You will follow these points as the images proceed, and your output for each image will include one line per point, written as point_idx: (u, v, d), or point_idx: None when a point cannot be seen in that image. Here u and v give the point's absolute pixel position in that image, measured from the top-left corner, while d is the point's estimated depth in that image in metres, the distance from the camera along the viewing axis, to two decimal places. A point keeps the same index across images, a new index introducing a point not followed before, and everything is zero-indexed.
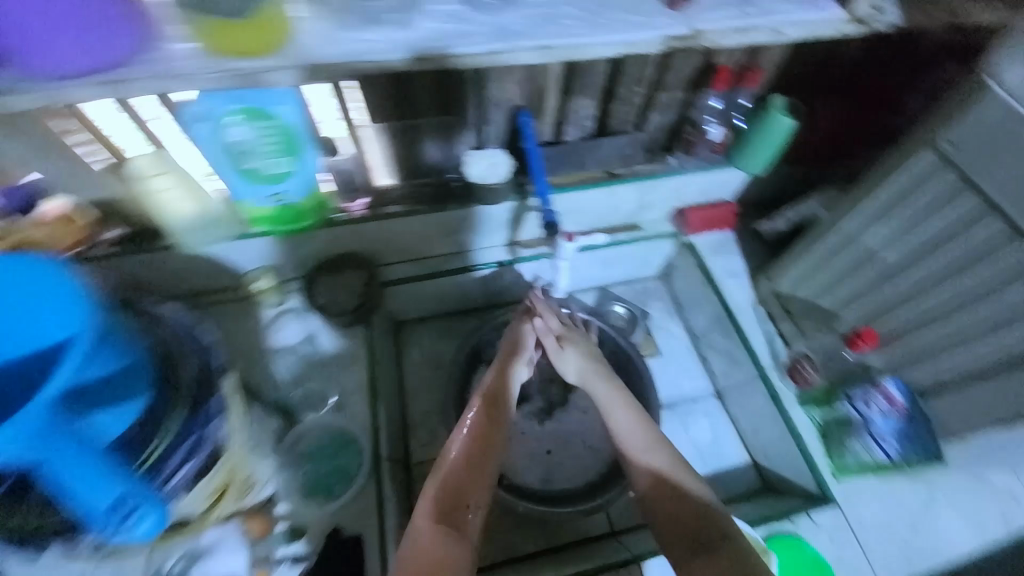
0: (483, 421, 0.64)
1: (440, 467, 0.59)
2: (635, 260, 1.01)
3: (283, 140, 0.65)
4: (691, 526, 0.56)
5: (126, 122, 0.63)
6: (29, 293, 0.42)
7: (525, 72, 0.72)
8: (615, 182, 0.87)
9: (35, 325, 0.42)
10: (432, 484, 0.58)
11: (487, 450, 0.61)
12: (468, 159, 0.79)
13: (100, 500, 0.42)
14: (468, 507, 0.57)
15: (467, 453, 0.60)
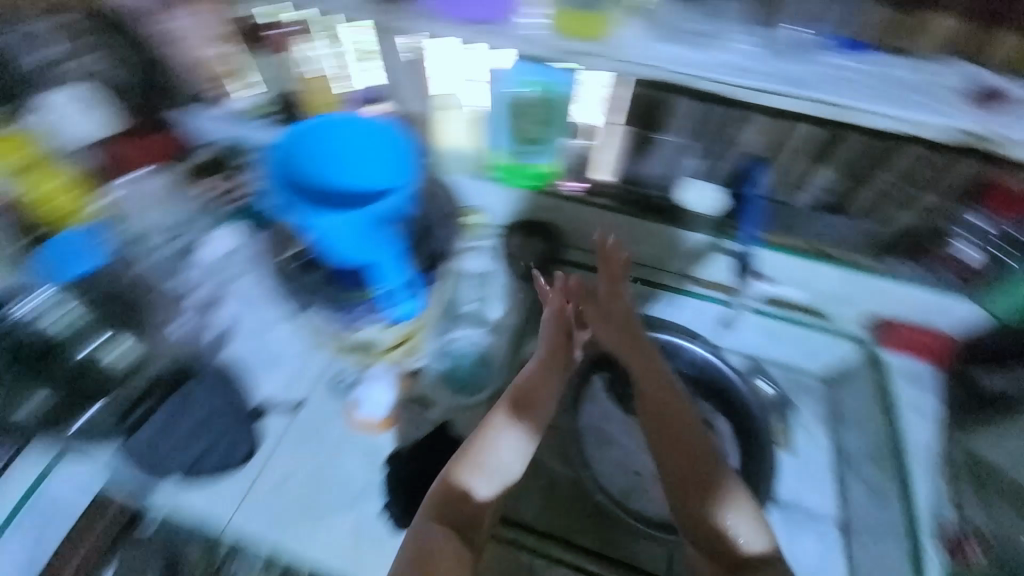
0: (504, 432, 0.68)
1: (468, 463, 0.66)
2: (805, 348, 0.92)
3: (550, 112, 0.82)
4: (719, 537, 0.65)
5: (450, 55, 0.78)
6: (387, 151, 0.69)
7: (781, 125, 0.74)
8: (823, 261, 0.85)
9: (383, 168, 0.70)
10: (452, 485, 0.65)
11: (502, 464, 0.67)
12: (687, 184, 0.86)
13: (405, 292, 0.77)
14: (475, 511, 0.65)
15: (481, 467, 0.66)
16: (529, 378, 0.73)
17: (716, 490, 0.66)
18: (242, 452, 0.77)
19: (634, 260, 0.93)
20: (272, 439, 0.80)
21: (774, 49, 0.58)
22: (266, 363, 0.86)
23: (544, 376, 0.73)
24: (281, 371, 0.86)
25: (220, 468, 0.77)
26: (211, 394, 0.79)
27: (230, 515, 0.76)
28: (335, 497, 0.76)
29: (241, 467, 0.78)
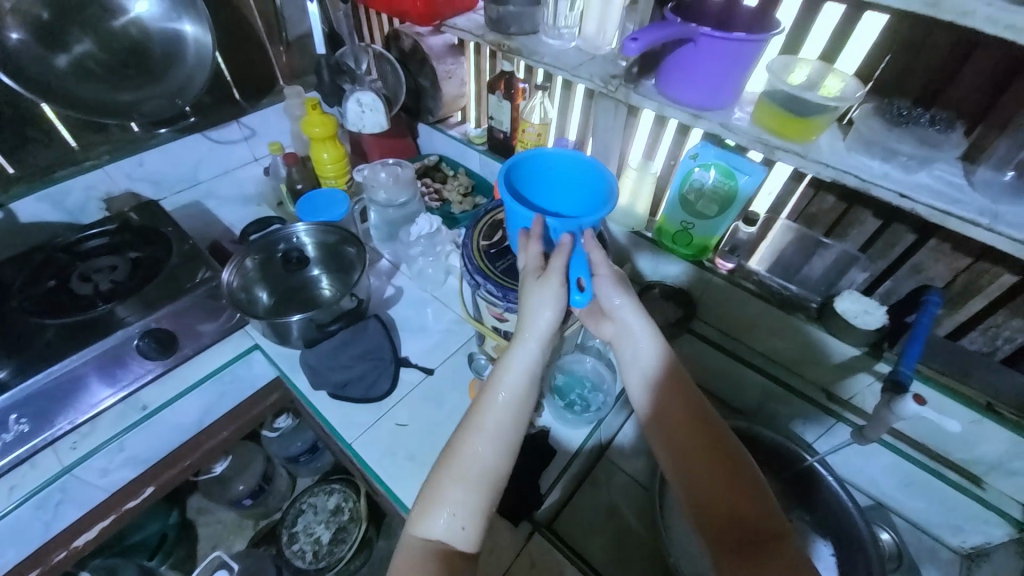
0: (467, 440, 0.60)
1: (432, 505, 0.57)
2: (946, 508, 0.83)
3: (726, 195, 0.87)
4: (744, 515, 0.57)
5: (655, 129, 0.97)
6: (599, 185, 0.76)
7: (968, 262, 0.75)
8: (988, 416, 0.73)
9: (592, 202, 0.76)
10: (438, 498, 0.58)
11: (473, 483, 0.58)
12: (844, 294, 0.82)
13: (587, 286, 0.65)
14: (460, 528, 0.57)
15: (464, 478, 0.58)
16: (494, 382, 0.64)
17: (718, 437, 0.61)
18: (382, 389, 0.91)
19: (763, 353, 0.96)
20: (405, 387, 0.94)
21: (978, 187, 0.61)
22: (417, 327, 1.02)
23: (505, 372, 0.65)
24: (425, 337, 1.01)
25: (362, 397, 0.90)
26: (379, 331, 0.95)
27: (356, 436, 0.87)
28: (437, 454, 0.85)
29: (377, 401, 0.91)
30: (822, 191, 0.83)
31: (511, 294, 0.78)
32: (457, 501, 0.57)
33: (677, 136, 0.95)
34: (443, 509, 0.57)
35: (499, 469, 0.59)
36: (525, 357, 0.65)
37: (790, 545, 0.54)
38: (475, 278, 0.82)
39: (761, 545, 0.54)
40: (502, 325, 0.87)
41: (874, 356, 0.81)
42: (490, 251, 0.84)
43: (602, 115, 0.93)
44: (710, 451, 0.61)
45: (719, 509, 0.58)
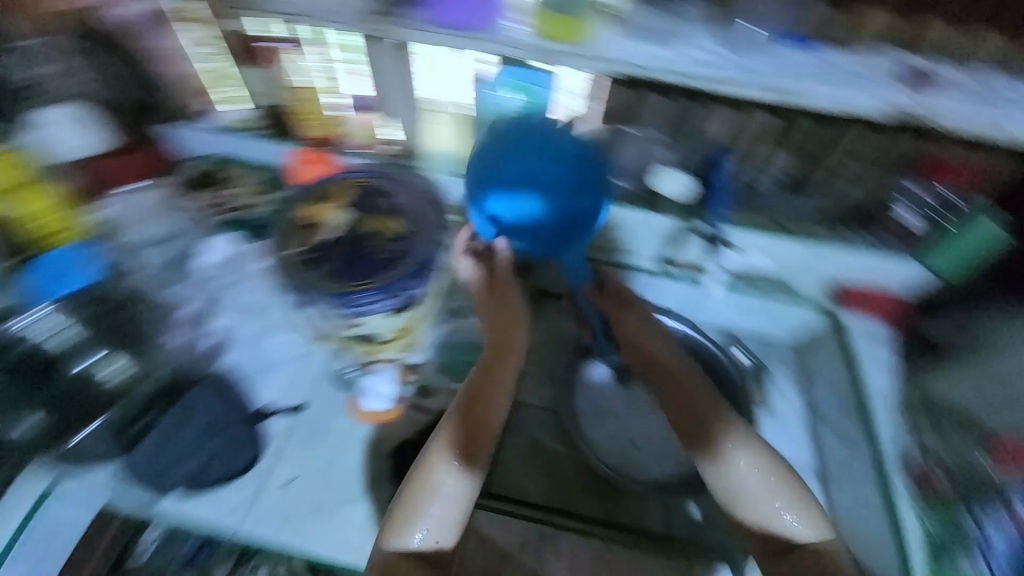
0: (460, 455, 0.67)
1: (405, 521, 0.63)
2: (773, 316, 1.00)
3: (528, 110, 0.85)
4: (764, 524, 0.68)
5: (440, 64, 0.83)
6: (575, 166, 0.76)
7: (738, 114, 0.82)
8: (784, 236, 0.92)
9: (568, 186, 0.76)
10: (414, 515, 0.64)
11: (447, 491, 0.65)
12: (660, 172, 0.92)
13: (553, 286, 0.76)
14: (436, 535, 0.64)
15: (448, 487, 0.65)
16: (484, 391, 0.72)
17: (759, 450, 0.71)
18: (247, 455, 0.78)
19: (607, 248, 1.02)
20: (274, 442, 0.81)
21: (733, 43, 0.67)
22: (264, 368, 0.88)
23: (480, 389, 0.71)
24: (280, 374, 0.87)
25: (226, 475, 0.76)
26: (211, 397, 0.77)
27: (239, 521, 0.75)
28: (342, 490, 0.78)
29: (247, 470, 0.78)
30: (615, 84, 0.81)
31: (351, 300, 0.67)
32: (444, 510, 0.65)
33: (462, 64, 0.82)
34: (430, 519, 0.64)
35: (469, 475, 0.66)
36: (501, 377, 0.75)
37: (799, 557, 0.64)
38: (300, 294, 0.67)
39: (781, 557, 0.66)
40: (355, 332, 0.73)
41: (694, 221, 0.94)
42: (306, 257, 0.69)
43: (379, 62, 0.84)
44: (739, 496, 0.69)
45: (750, 514, 0.68)
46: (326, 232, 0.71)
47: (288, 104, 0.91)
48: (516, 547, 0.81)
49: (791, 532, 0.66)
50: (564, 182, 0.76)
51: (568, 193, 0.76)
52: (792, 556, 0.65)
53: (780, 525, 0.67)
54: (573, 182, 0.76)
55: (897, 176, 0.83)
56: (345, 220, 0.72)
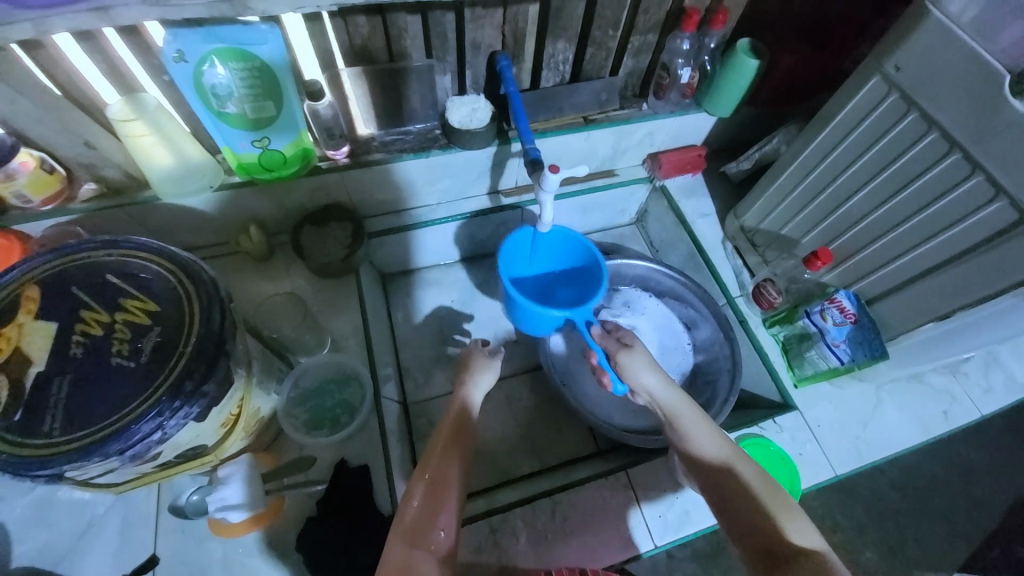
0: (431, 470, 0.57)
1: (438, 509, 0.54)
2: (611, 206, 1.06)
3: (263, 83, 0.65)
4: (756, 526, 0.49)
5: (90, 52, 0.61)
6: (589, 274, 0.80)
7: (502, 14, 0.73)
8: (591, 125, 0.88)
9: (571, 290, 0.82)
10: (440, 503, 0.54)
11: (433, 491, 0.55)
12: (451, 105, 0.81)
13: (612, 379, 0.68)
14: (439, 529, 0.53)
15: (444, 498, 0.55)
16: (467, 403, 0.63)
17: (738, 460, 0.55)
18: None
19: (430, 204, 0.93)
20: None
21: None
22: (78, 534, 0.64)
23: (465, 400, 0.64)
24: (104, 532, 0.64)
25: None
26: None
27: None
28: None
29: None
30: (347, 14, 0.67)
31: (131, 434, 0.44)
32: (447, 516, 0.54)
33: (125, 42, 0.61)
34: (434, 525, 0.53)
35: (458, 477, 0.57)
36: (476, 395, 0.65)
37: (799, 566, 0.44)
38: (44, 472, 0.44)
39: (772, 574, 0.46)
40: (167, 459, 0.53)
41: (505, 142, 0.84)
42: (12, 426, 0.44)
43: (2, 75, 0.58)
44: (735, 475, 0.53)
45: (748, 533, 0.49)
46: (36, 369, 0.46)
47: None
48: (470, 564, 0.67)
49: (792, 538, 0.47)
50: (580, 276, 0.82)
51: (576, 284, 0.83)
52: (790, 565, 0.45)
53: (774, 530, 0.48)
54: (584, 284, 0.82)
55: (666, 36, 0.84)
56: (50, 339, 0.48)
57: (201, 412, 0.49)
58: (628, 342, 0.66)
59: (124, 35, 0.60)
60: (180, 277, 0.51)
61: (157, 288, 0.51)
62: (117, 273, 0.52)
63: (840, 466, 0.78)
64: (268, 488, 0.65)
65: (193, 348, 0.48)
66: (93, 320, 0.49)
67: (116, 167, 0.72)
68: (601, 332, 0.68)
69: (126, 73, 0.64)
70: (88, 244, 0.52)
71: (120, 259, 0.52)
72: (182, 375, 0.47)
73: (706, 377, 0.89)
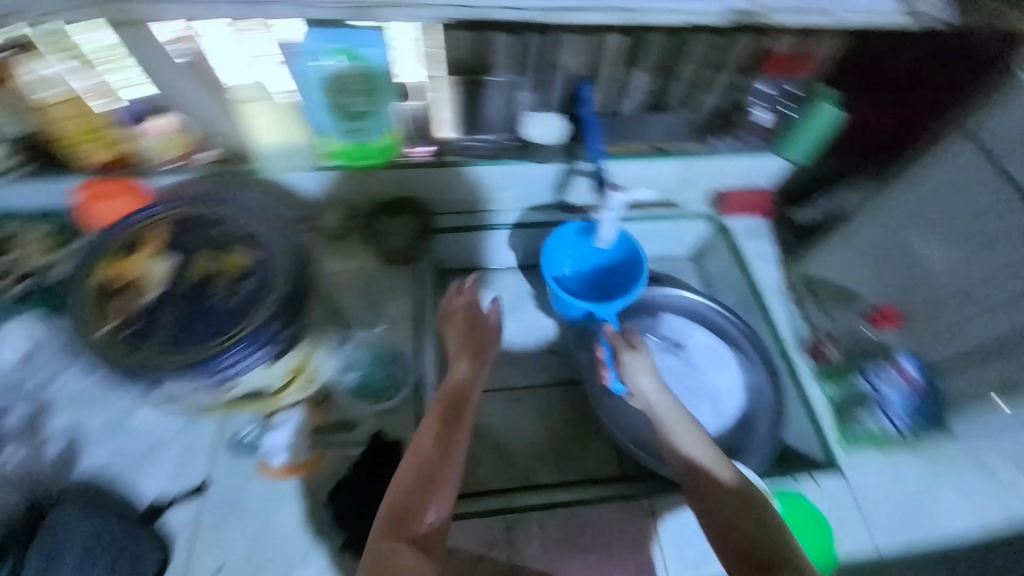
0: (414, 470, 0.60)
1: (430, 496, 0.60)
2: (670, 236, 1.04)
3: (362, 81, 0.74)
4: (742, 531, 0.55)
5: (224, 42, 0.69)
6: (631, 266, 0.87)
7: (591, 41, 0.77)
8: (661, 156, 0.91)
9: (614, 280, 0.90)
10: (439, 487, 0.61)
11: (427, 478, 0.60)
12: (529, 118, 0.86)
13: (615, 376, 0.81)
14: (427, 519, 0.59)
15: (438, 487, 0.61)
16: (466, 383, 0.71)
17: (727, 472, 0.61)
18: (153, 564, 0.63)
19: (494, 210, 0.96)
20: (182, 533, 0.67)
21: None
22: (143, 452, 0.72)
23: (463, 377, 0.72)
24: (165, 454, 0.71)
25: None
26: (79, 510, 0.63)
27: None
28: (281, 559, 0.65)
29: None
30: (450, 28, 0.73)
31: (218, 360, 0.51)
32: (440, 505, 0.60)
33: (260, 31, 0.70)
34: (422, 513, 0.58)
35: (457, 456, 0.63)
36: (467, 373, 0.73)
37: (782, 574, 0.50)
38: (144, 381, 0.51)
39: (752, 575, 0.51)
40: (239, 393, 0.60)
41: (575, 161, 0.89)
42: (129, 338, 0.53)
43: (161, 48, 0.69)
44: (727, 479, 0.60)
45: (732, 535, 0.55)
46: (151, 295, 0.55)
47: (55, 131, 0.74)
48: (482, 554, 0.69)
49: (777, 547, 0.52)
50: (617, 271, 0.89)
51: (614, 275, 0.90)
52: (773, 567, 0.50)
53: (764, 538, 0.53)
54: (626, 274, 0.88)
55: (750, 77, 0.85)
56: (167, 273, 0.57)
57: (277, 354, 0.55)
58: (634, 346, 0.76)
59: (258, 28, 0.68)
60: (279, 237, 0.59)
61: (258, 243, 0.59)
62: (228, 226, 0.60)
63: (882, 541, 0.73)
64: (310, 444, 0.70)
65: (280, 297, 0.55)
66: (205, 262, 0.58)
67: (231, 139, 0.82)
68: (615, 332, 0.79)
69: (254, 63, 0.72)
70: (211, 199, 0.62)
71: (234, 215, 0.61)
72: (268, 317, 0.53)
73: (749, 423, 0.86)
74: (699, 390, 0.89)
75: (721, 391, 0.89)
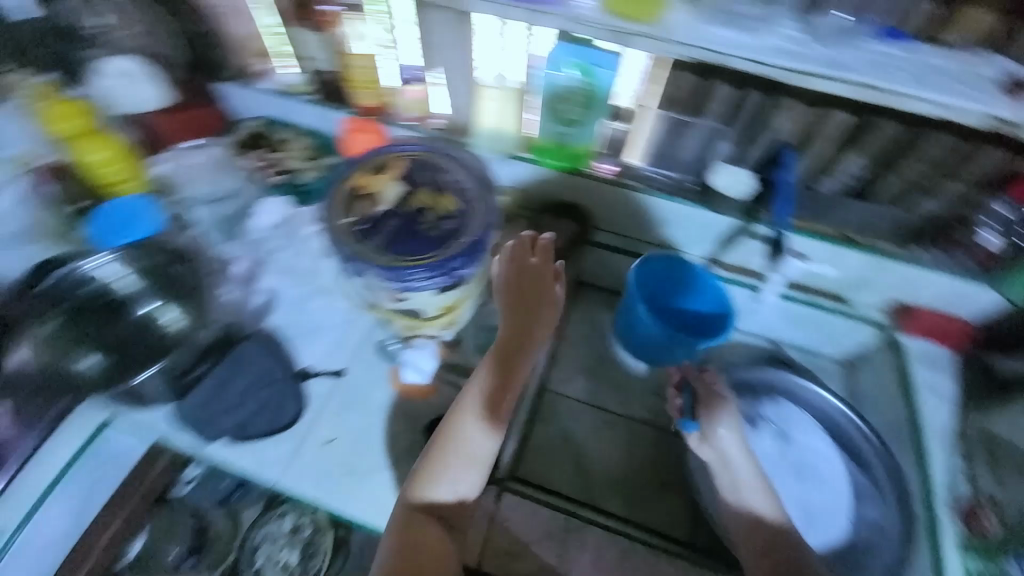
0: (446, 457, 0.70)
1: (447, 479, 0.69)
2: (827, 331, 0.96)
3: (586, 94, 0.83)
4: None
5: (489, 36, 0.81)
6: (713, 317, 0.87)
7: (816, 112, 0.76)
8: (850, 246, 0.85)
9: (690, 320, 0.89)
10: (461, 471, 0.70)
11: (460, 452, 0.70)
12: (718, 168, 0.87)
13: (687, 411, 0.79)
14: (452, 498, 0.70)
15: (469, 466, 0.71)
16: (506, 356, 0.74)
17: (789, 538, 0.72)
18: (291, 412, 0.80)
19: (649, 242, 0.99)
20: (317, 400, 0.83)
21: (819, 35, 0.65)
22: (311, 329, 0.89)
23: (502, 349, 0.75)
24: (324, 337, 0.88)
25: (268, 431, 0.78)
26: (260, 353, 0.81)
27: (280, 473, 0.77)
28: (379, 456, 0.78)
29: (290, 428, 0.80)
30: (679, 69, 0.78)
31: (410, 272, 0.68)
32: (465, 485, 0.70)
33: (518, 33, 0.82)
34: (439, 491, 0.69)
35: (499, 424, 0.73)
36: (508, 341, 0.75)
37: None
38: (357, 265, 0.69)
39: None
40: (402, 306, 0.74)
41: (752, 222, 0.88)
42: (358, 231, 0.71)
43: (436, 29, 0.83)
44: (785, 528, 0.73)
45: None
46: (381, 207, 0.72)
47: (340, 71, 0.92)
48: (536, 540, 0.78)
49: None
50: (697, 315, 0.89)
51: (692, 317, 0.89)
52: None
53: None
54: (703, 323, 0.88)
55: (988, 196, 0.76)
56: (396, 196, 0.74)
57: (447, 284, 0.71)
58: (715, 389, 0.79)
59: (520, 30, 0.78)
60: (481, 200, 0.74)
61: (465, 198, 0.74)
62: (448, 178, 0.77)
63: None
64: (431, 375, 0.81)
65: (466, 244, 0.70)
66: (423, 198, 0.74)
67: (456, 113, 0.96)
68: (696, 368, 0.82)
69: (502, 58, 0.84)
70: (444, 152, 0.79)
71: (455, 170, 0.77)
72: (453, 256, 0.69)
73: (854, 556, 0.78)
74: (809, 496, 0.83)
75: (833, 507, 0.82)
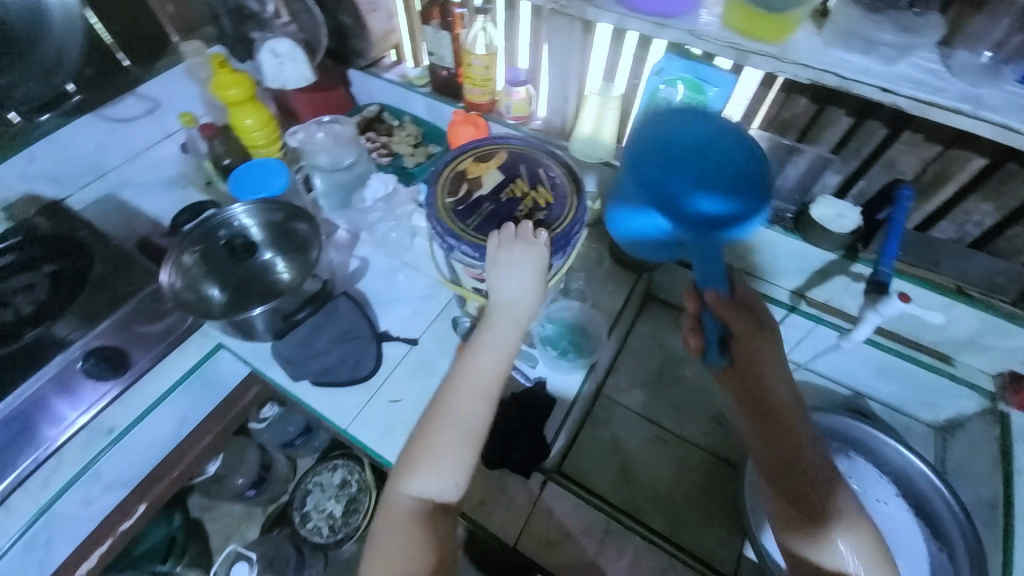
0: (431, 444, 0.62)
1: (432, 469, 0.61)
2: (919, 389, 0.88)
3: None
4: None
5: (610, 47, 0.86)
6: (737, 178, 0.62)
7: (940, 151, 0.74)
8: (959, 300, 0.75)
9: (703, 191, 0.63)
10: (448, 457, 0.61)
11: (456, 435, 0.62)
12: (820, 200, 0.81)
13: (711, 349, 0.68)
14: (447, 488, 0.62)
15: (463, 450, 0.62)
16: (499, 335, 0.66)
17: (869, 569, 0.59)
18: (368, 366, 0.87)
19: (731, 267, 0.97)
20: (391, 361, 0.90)
21: (957, 71, 0.61)
22: (396, 295, 0.97)
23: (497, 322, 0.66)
24: (406, 305, 0.95)
25: (347, 379, 0.86)
26: (351, 307, 0.89)
27: (350, 421, 0.85)
28: None
29: (365, 380, 0.87)
30: (795, 94, 0.78)
31: None
32: (450, 477, 0.61)
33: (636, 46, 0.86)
34: (425, 484, 0.61)
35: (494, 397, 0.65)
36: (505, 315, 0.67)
37: None
38: (449, 242, 0.74)
39: None
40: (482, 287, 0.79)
41: (851, 259, 0.80)
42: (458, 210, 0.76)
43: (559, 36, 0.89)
44: None
45: None
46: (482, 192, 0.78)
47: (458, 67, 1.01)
48: (578, 533, 0.79)
49: None
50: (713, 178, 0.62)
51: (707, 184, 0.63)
52: None
53: None
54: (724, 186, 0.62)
55: None
56: (497, 183, 0.79)
57: None
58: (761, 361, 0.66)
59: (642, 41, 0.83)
60: (574, 196, 0.77)
61: (560, 193, 0.78)
62: (546, 172, 0.81)
63: None
64: None
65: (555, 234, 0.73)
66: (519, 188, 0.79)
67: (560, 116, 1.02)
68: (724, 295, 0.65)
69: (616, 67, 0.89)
70: (545, 148, 0.84)
71: (554, 165, 0.81)
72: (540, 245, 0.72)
73: None
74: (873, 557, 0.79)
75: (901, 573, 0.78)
